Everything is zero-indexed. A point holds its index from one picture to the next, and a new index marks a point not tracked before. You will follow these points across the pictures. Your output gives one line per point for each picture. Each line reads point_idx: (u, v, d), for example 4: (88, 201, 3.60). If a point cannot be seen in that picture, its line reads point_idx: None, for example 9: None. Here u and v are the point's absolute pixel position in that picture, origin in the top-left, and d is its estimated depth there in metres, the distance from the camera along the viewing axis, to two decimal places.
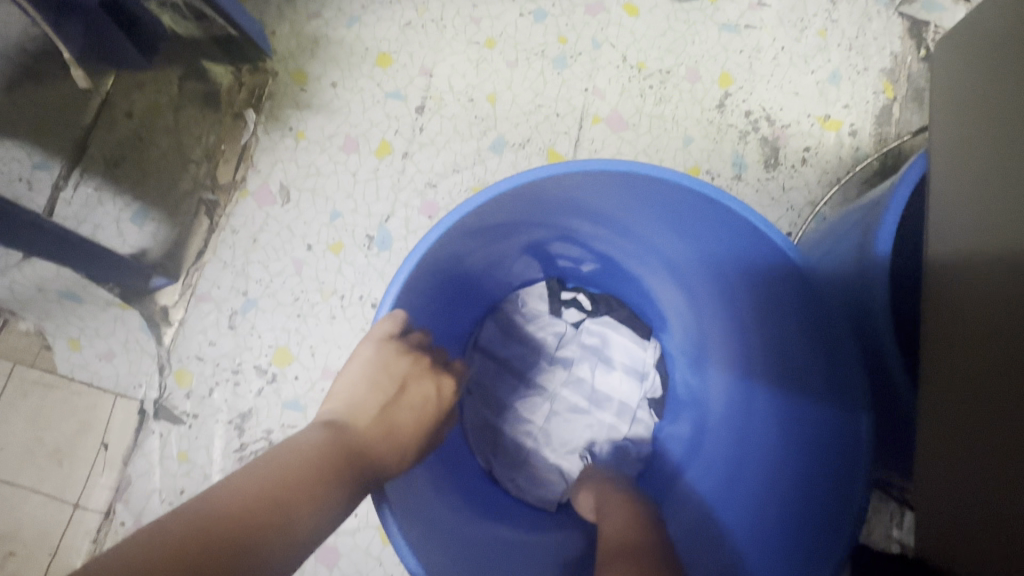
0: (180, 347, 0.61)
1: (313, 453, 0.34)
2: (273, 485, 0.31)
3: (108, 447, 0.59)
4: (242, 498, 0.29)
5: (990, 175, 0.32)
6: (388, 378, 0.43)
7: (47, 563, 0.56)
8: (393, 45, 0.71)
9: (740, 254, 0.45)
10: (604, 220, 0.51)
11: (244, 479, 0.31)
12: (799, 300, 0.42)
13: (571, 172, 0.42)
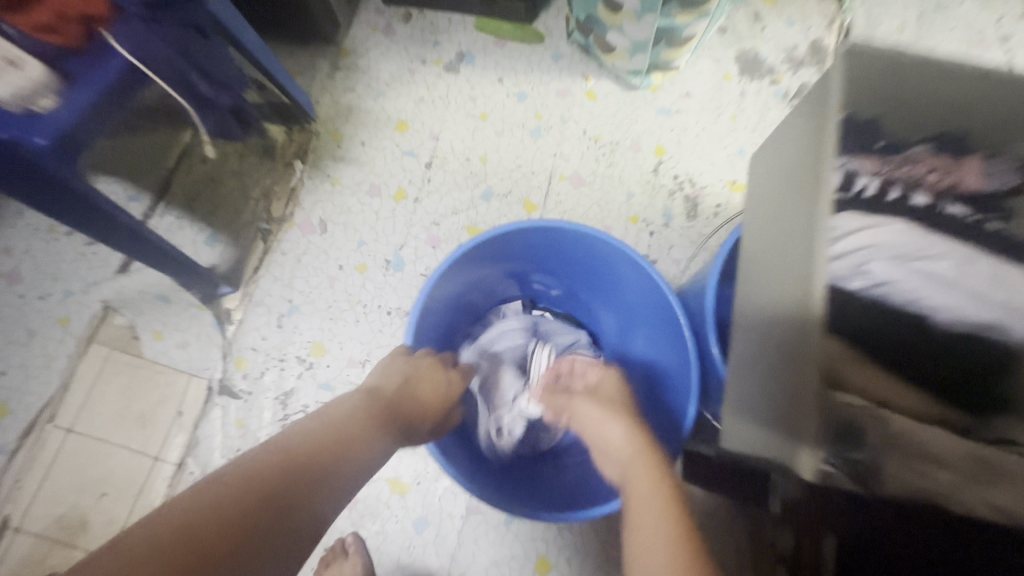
0: (239, 340, 0.80)
1: (356, 414, 0.50)
2: (335, 429, 0.46)
3: (182, 414, 0.77)
4: (318, 441, 0.44)
5: (769, 252, 0.45)
6: (411, 370, 0.59)
7: (132, 501, 0.74)
8: (409, 115, 0.93)
9: (642, 289, 0.67)
10: (564, 260, 0.72)
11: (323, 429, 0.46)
12: (667, 322, 0.64)
13: (532, 227, 0.64)
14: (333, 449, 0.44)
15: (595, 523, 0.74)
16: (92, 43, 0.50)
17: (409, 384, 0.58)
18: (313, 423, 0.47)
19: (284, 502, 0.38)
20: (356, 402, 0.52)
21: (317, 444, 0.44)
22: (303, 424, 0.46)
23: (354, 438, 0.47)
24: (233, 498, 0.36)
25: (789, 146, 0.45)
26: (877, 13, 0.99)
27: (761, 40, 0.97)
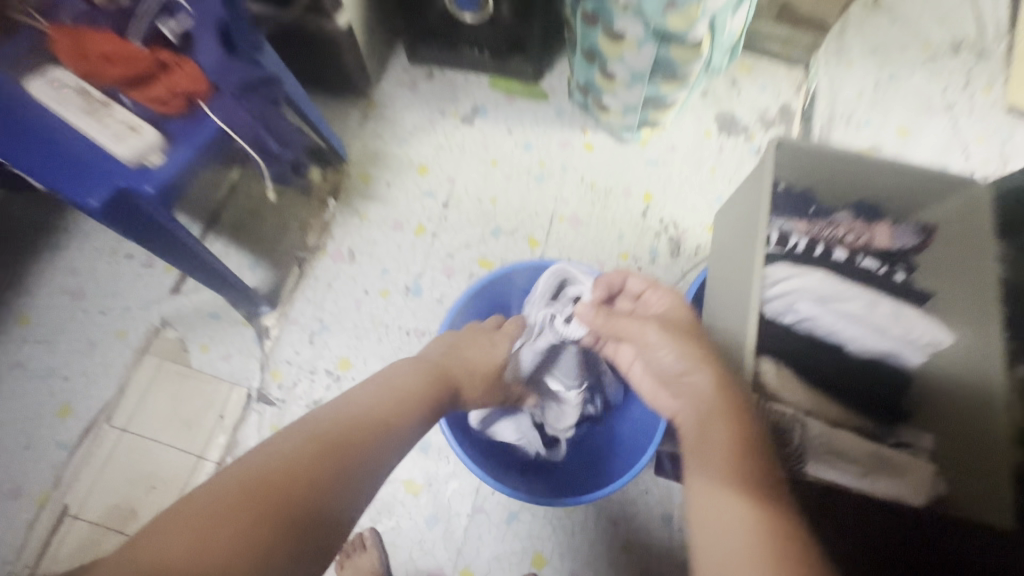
0: (276, 354, 0.91)
1: (408, 387, 0.57)
2: (394, 392, 0.55)
3: (223, 418, 0.87)
4: (379, 401, 0.53)
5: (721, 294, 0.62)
6: (448, 351, 0.67)
7: (178, 494, 0.83)
8: (429, 160, 1.06)
9: None
10: None
11: (385, 389, 0.55)
12: None
13: (542, 264, 0.76)
14: (385, 418, 0.52)
15: (585, 522, 0.84)
16: (190, 110, 0.62)
17: (450, 362, 0.65)
18: (369, 393, 0.54)
19: (345, 456, 0.46)
20: (409, 375, 0.59)
21: (370, 413, 0.52)
22: (360, 393, 0.54)
23: (402, 409, 0.54)
24: (314, 440, 0.46)
25: (736, 220, 0.63)
26: (837, 82, 1.14)
27: (736, 103, 1.11)
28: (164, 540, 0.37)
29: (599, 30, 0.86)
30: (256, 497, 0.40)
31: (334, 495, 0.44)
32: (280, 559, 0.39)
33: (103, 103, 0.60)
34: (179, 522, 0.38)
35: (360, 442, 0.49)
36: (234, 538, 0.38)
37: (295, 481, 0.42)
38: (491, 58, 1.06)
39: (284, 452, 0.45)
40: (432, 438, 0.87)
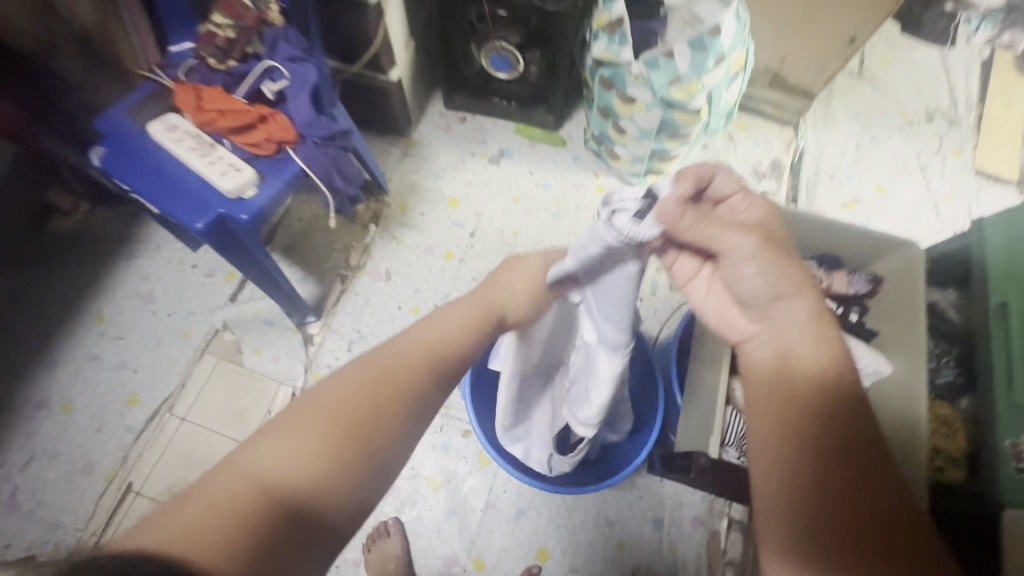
0: (318, 359, 1.04)
1: (456, 324, 0.58)
2: (445, 330, 0.57)
3: (270, 413, 0.99)
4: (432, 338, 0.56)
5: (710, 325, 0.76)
6: (493, 282, 0.64)
7: None
8: (459, 194, 1.20)
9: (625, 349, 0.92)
10: None
11: (437, 327, 0.58)
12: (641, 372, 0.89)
13: None
14: (435, 358, 0.54)
15: (585, 521, 0.94)
16: (278, 153, 0.76)
17: (501, 291, 0.63)
18: (421, 334, 0.56)
19: (400, 394, 0.50)
20: (460, 314, 0.60)
21: (420, 356, 0.54)
22: (411, 335, 0.56)
23: (455, 350, 0.56)
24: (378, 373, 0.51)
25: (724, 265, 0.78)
26: (823, 141, 1.28)
27: (732, 155, 1.26)
28: (257, 454, 0.43)
29: (613, 94, 1.01)
30: (329, 423, 0.45)
31: (394, 427, 0.48)
32: (354, 474, 0.44)
33: (211, 146, 0.74)
34: (265, 442, 0.44)
35: (413, 380, 0.51)
36: (318, 455, 0.44)
37: (364, 410, 0.47)
38: (517, 108, 1.21)
39: (345, 390, 0.48)
40: (454, 440, 0.99)
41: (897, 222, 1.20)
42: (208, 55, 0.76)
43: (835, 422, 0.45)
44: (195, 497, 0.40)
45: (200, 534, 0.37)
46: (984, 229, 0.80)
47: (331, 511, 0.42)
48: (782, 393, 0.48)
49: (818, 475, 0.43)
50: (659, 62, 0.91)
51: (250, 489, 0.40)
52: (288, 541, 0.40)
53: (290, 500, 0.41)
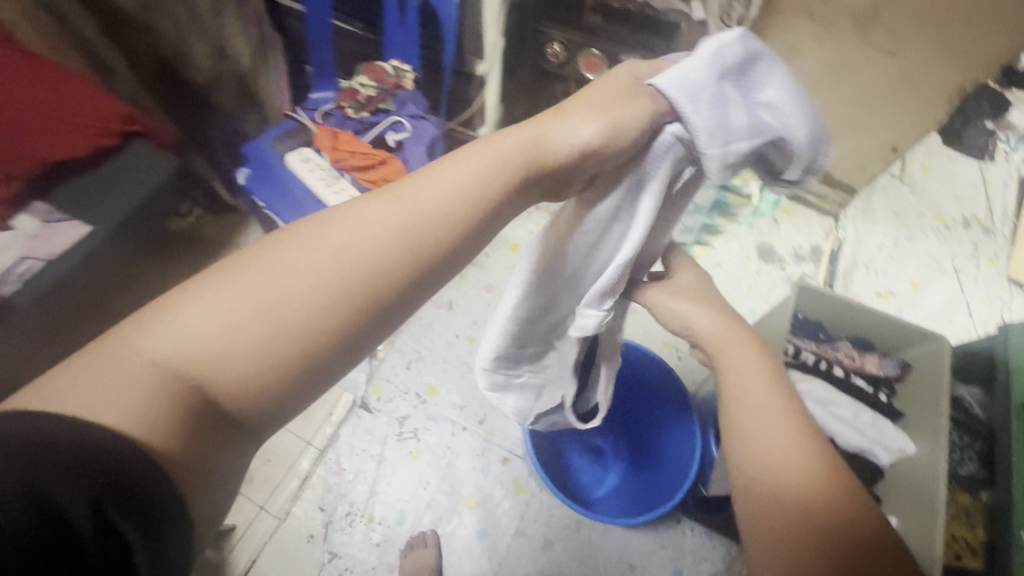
0: (379, 372, 1.13)
1: (488, 166, 0.39)
2: (474, 180, 0.38)
3: (331, 415, 1.09)
4: (451, 192, 0.37)
5: None
6: (557, 111, 0.44)
7: (287, 468, 1.04)
8: (522, 240, 1.31)
9: (665, 403, 0.98)
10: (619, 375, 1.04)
11: (463, 170, 0.38)
12: (679, 425, 0.95)
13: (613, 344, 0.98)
14: (428, 225, 0.36)
15: (608, 561, 0.99)
16: None
17: (551, 132, 0.43)
18: (415, 184, 0.37)
19: (383, 284, 0.34)
20: (474, 165, 0.39)
21: (409, 221, 0.35)
22: (411, 183, 0.37)
23: (474, 209, 0.38)
24: (360, 243, 0.34)
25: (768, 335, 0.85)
26: (862, 234, 1.37)
27: (776, 237, 1.35)
28: (172, 326, 0.30)
29: None
30: (256, 299, 0.31)
31: (350, 317, 0.33)
32: (284, 369, 0.31)
33: (337, 177, 0.89)
34: (167, 312, 0.31)
35: (390, 257, 0.34)
36: (248, 351, 0.30)
37: (325, 297, 0.32)
38: None
39: (288, 257, 0.32)
40: (493, 464, 1.06)
41: (929, 317, 1.27)
42: (349, 105, 0.94)
43: (771, 404, 0.51)
44: (69, 371, 0.29)
45: (69, 417, 0.27)
46: (1011, 335, 0.87)
47: (245, 411, 0.31)
48: (727, 405, 0.53)
49: (781, 458, 0.46)
50: None
51: (143, 377, 0.29)
52: (188, 439, 0.30)
53: (196, 391, 0.30)
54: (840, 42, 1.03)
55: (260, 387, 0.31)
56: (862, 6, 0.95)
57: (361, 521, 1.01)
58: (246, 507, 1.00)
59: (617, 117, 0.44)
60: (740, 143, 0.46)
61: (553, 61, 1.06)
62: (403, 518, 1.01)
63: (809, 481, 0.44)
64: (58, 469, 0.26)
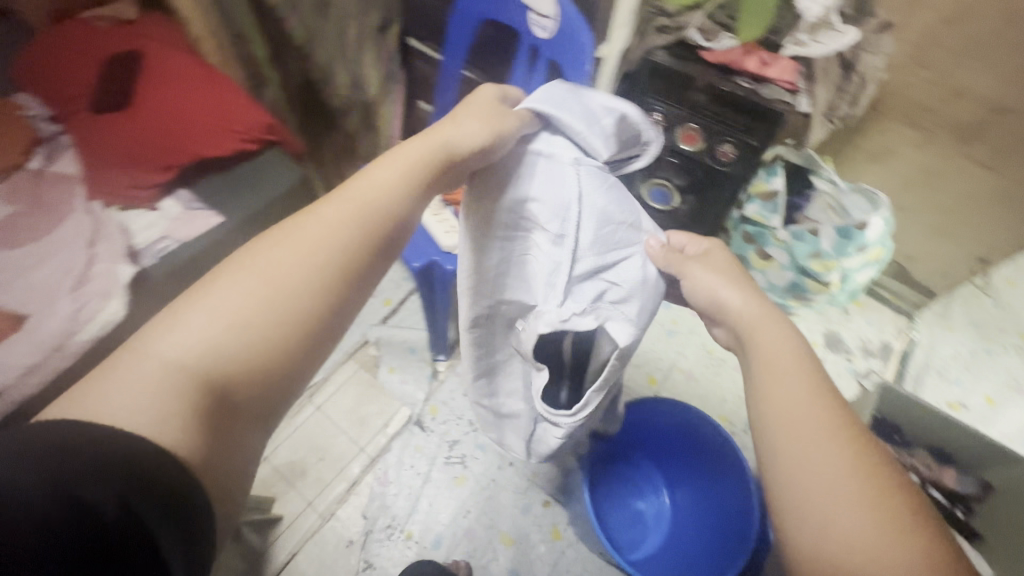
0: (437, 395, 1.17)
1: (400, 172, 0.51)
2: (391, 185, 0.50)
3: (387, 427, 1.13)
4: (379, 194, 0.49)
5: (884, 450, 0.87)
6: (440, 124, 0.56)
7: (339, 469, 1.08)
8: None
9: (723, 475, 0.96)
10: (680, 438, 1.02)
11: (383, 178, 0.50)
12: (734, 501, 0.92)
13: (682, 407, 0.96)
14: (372, 219, 0.47)
15: None
16: None
17: (444, 143, 0.54)
18: (352, 193, 0.48)
19: (343, 266, 0.44)
20: (395, 171, 0.51)
21: (357, 217, 0.47)
22: (336, 192, 0.49)
23: (403, 203, 0.50)
24: (318, 243, 0.44)
25: None
26: (937, 340, 1.33)
27: (845, 327, 1.33)
28: (176, 336, 0.38)
29: (752, 247, 1.15)
30: (248, 301, 0.40)
31: (325, 296, 0.43)
32: (283, 344, 0.40)
33: None
34: (168, 327, 0.39)
35: (351, 246, 0.45)
36: (251, 333, 0.40)
37: (303, 281, 0.42)
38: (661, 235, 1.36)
39: (265, 266, 0.42)
40: (534, 505, 1.07)
41: (1004, 438, 1.21)
42: None
43: (816, 424, 0.46)
44: (90, 390, 0.36)
45: (100, 423, 0.34)
46: None
47: (254, 386, 0.39)
48: (768, 419, 0.48)
49: (833, 488, 0.42)
50: (804, 236, 1.07)
51: (166, 373, 0.37)
52: (210, 420, 0.37)
53: (209, 380, 0.38)
54: (938, 149, 1.05)
55: (265, 362, 0.40)
56: (967, 119, 0.97)
57: (399, 536, 1.02)
58: (295, 500, 1.05)
59: (486, 125, 0.57)
60: (605, 122, 0.63)
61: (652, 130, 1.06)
62: (440, 542, 1.02)
63: (866, 518, 0.40)
64: (97, 476, 0.31)
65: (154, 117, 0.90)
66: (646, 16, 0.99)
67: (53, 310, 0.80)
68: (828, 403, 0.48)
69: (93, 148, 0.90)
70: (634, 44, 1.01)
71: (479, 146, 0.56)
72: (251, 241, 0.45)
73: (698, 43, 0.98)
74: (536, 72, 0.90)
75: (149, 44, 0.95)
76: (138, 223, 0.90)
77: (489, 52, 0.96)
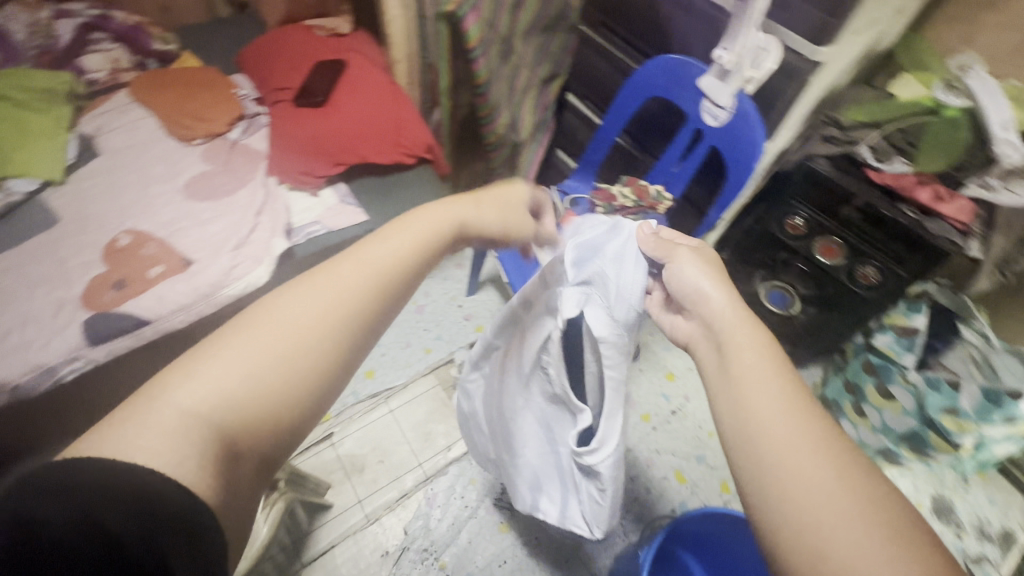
0: None
1: (419, 233, 0.49)
2: (413, 246, 0.48)
3: (447, 451, 1.13)
4: (400, 255, 0.47)
5: None
6: (463, 199, 0.55)
7: (393, 478, 1.09)
8: (678, 373, 1.30)
9: None
10: (745, 558, 0.93)
11: (404, 237, 0.48)
12: None
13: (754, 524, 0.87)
14: (397, 278, 0.46)
15: None
16: None
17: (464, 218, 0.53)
18: (377, 248, 0.46)
19: (359, 323, 0.42)
20: (416, 233, 0.49)
21: (377, 276, 0.44)
22: (352, 250, 0.46)
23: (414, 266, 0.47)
24: (334, 299, 0.41)
25: None
26: None
27: (960, 499, 1.15)
28: (183, 383, 0.35)
29: (870, 379, 1.06)
30: (266, 355, 0.38)
31: (342, 353, 0.41)
32: (300, 396, 0.38)
33: None
34: (179, 375, 0.36)
35: (374, 304, 0.43)
36: (262, 385, 0.37)
37: (319, 338, 0.40)
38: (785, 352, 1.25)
39: (283, 321, 0.40)
40: None
41: None
42: (601, 206, 0.99)
43: (801, 434, 0.39)
44: (100, 437, 0.32)
45: (120, 462, 0.30)
46: None
47: (261, 437, 0.36)
48: (743, 422, 0.41)
49: (828, 501, 0.35)
50: (940, 385, 0.95)
51: (179, 421, 0.33)
52: (226, 466, 0.33)
53: (221, 429, 0.34)
54: None
55: (280, 414, 0.37)
56: None
57: (432, 563, 1.01)
58: (347, 494, 1.06)
59: (505, 212, 0.58)
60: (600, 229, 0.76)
61: (788, 232, 1.04)
62: None
63: (862, 533, 0.33)
64: (117, 501, 0.28)
65: (337, 120, 1.00)
66: (816, 122, 0.95)
67: (214, 263, 0.90)
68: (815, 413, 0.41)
69: (280, 136, 1.02)
70: (794, 147, 0.98)
71: (498, 227, 0.57)
72: (266, 297, 0.42)
73: (865, 160, 0.90)
74: (696, 152, 0.92)
75: (354, 59, 1.07)
76: (298, 205, 1.01)
77: (650, 126, 1.01)
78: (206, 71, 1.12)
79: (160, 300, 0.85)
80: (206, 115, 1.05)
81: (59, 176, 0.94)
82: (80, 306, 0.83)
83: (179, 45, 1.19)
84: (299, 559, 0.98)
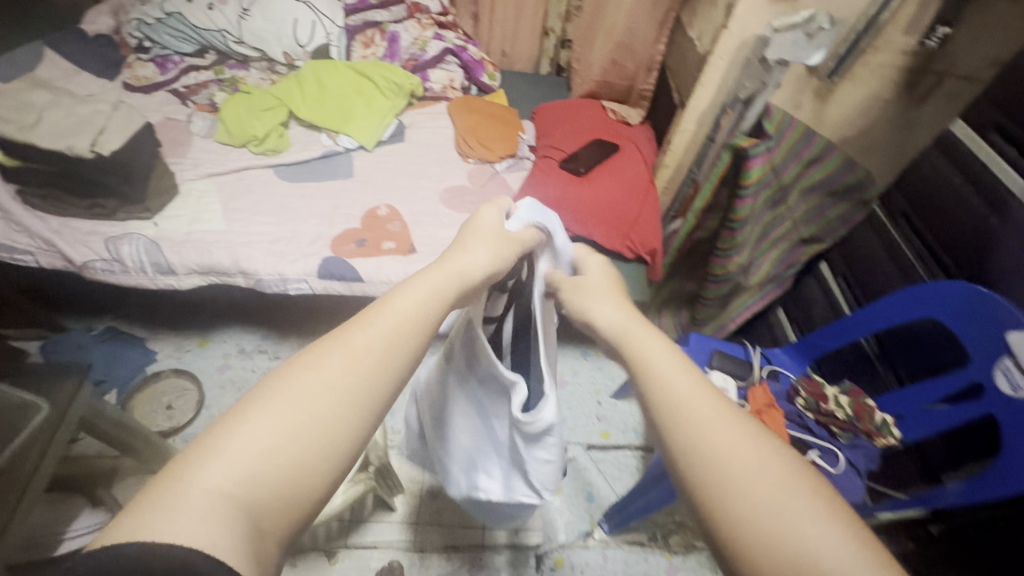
0: (571, 553, 1.05)
1: (428, 299, 0.43)
2: (427, 298, 0.43)
3: (513, 533, 1.05)
4: (412, 309, 0.42)
5: None
6: (452, 248, 0.49)
7: (454, 522, 1.06)
8: None
9: None
10: None
11: (417, 298, 0.43)
12: None
13: None
14: (416, 336, 0.41)
15: None
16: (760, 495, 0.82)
17: (467, 268, 0.46)
18: (387, 304, 0.42)
19: (353, 361, 0.38)
20: (424, 295, 0.43)
21: (388, 328, 0.40)
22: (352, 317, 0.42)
23: (415, 330, 0.41)
24: (337, 351, 0.38)
25: None
26: None
27: None
28: (207, 454, 0.32)
29: None
30: (283, 418, 0.34)
31: (352, 395, 0.37)
32: (325, 464, 0.35)
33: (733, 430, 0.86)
34: (206, 449, 0.33)
35: (374, 353, 0.39)
36: (278, 451, 0.33)
37: (322, 389, 0.36)
38: None
39: (297, 381, 0.36)
40: None
41: None
42: (804, 398, 0.85)
43: (707, 406, 0.37)
44: (126, 525, 0.29)
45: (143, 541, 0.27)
46: None
47: (284, 513, 0.33)
48: (665, 407, 0.38)
49: (747, 467, 0.34)
50: None
51: (210, 500, 0.31)
52: (251, 551, 0.30)
53: (249, 509, 0.31)
54: None
55: (306, 485, 0.34)
56: None
57: None
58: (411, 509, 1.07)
59: (503, 247, 0.50)
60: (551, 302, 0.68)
61: None
62: None
63: (781, 492, 0.32)
64: None
65: (589, 194, 1.06)
66: None
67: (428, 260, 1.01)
68: (701, 383, 0.39)
69: (534, 183, 1.11)
70: None
71: (495, 270, 0.48)
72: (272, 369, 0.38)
73: None
74: (963, 405, 0.72)
75: (628, 151, 1.14)
76: None
77: (913, 344, 0.84)
78: (507, 110, 1.31)
79: (379, 269, 0.99)
80: (488, 143, 1.21)
81: (370, 145, 1.17)
82: (329, 245, 1.01)
83: (499, 84, 1.42)
84: (344, 538, 1.02)
